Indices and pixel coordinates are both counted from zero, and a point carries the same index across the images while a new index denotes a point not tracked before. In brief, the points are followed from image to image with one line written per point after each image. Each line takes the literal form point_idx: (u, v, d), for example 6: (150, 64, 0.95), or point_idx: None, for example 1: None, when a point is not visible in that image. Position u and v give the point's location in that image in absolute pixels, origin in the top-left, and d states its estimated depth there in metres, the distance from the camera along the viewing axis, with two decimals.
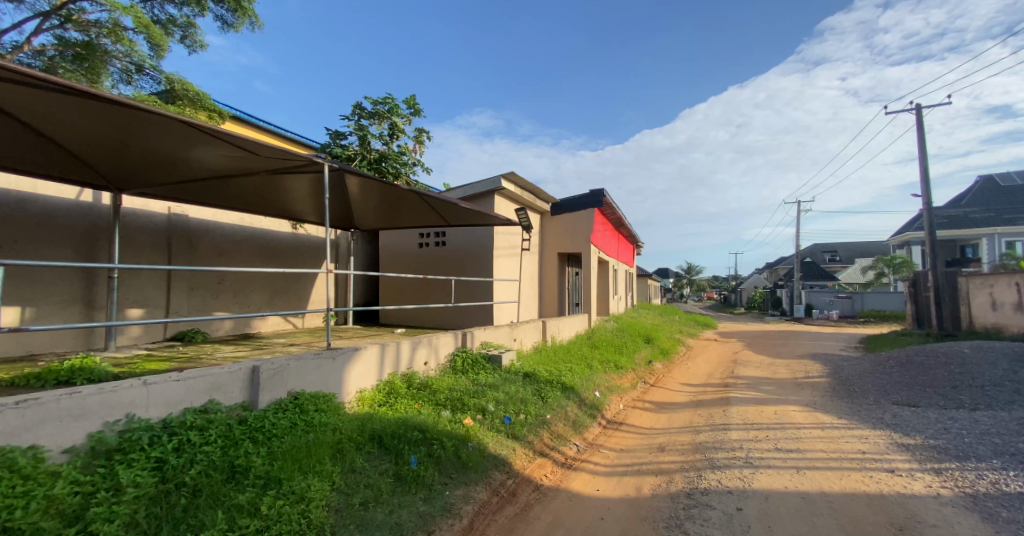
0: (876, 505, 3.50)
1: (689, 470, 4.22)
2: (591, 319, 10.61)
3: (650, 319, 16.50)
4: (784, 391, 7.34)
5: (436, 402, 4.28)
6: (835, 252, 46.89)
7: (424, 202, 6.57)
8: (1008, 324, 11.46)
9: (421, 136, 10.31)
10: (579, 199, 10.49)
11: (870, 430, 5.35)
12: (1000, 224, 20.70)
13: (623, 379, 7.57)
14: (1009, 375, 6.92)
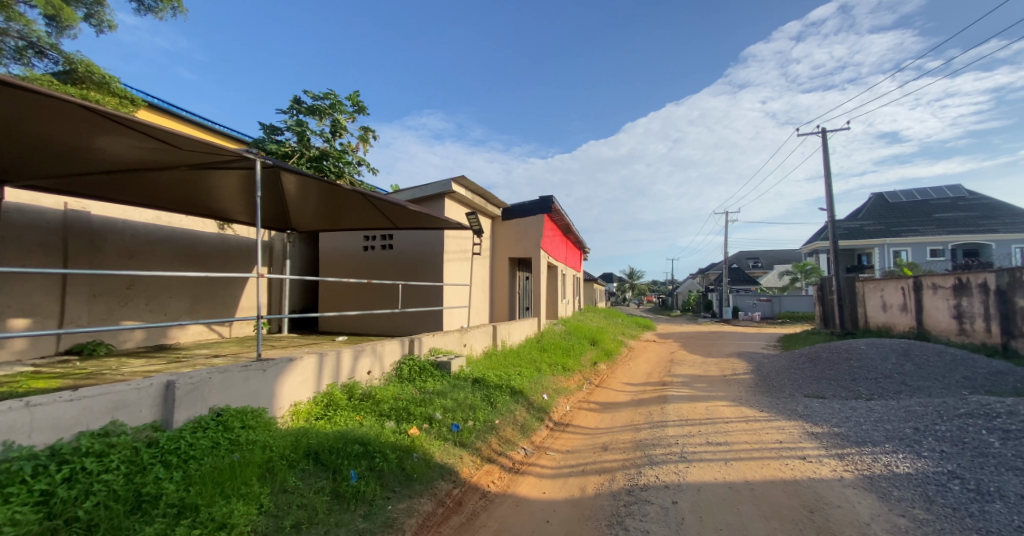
0: (792, 490, 3.81)
1: (629, 468, 4.36)
2: (540, 323, 10.72)
3: (595, 322, 17.00)
4: (715, 388, 7.83)
5: (380, 412, 4.11)
6: (758, 258, 51.02)
7: (368, 204, 6.32)
8: (895, 323, 12.98)
9: (365, 134, 9.96)
10: (529, 205, 10.59)
11: (786, 420, 5.84)
12: (889, 236, 23.60)
13: (570, 381, 7.70)
14: (896, 368, 7.83)
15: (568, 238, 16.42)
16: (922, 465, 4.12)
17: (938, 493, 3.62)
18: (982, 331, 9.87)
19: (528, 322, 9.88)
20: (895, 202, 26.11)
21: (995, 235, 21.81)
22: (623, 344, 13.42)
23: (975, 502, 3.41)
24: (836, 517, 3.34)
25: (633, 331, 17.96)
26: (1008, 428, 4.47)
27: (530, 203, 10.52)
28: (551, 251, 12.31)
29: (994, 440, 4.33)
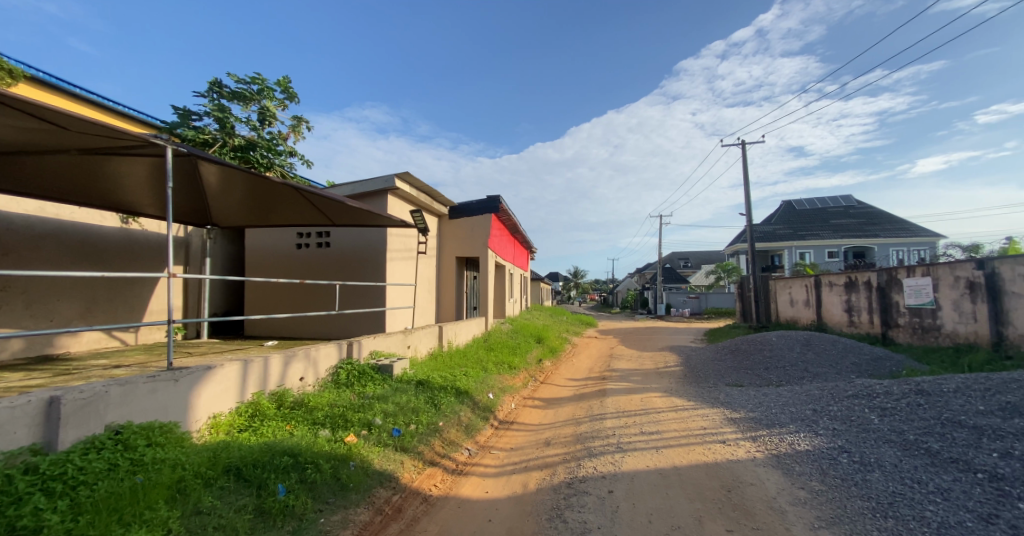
0: (713, 472, 4.12)
1: (570, 461, 4.48)
2: (487, 322, 10.69)
3: (541, 319, 17.31)
4: (649, 381, 8.27)
5: (313, 421, 3.88)
6: (687, 259, 54.68)
7: (301, 198, 5.95)
8: (800, 317, 14.45)
9: (298, 124, 9.36)
10: (478, 204, 10.52)
11: (710, 408, 6.30)
12: (795, 239, 26.30)
13: (516, 379, 7.75)
14: (801, 356, 8.74)
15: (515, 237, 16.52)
16: (819, 442, 4.64)
17: (830, 466, 4.09)
18: (866, 323, 11.27)
19: (475, 322, 9.82)
20: (800, 208, 29.06)
21: (878, 239, 25.02)
22: (567, 341, 13.75)
23: (859, 472, 3.89)
24: (749, 494, 3.66)
25: (576, 328, 18.50)
26: (886, 406, 5.14)
27: (478, 202, 10.45)
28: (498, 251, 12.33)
29: (875, 417, 4.97)
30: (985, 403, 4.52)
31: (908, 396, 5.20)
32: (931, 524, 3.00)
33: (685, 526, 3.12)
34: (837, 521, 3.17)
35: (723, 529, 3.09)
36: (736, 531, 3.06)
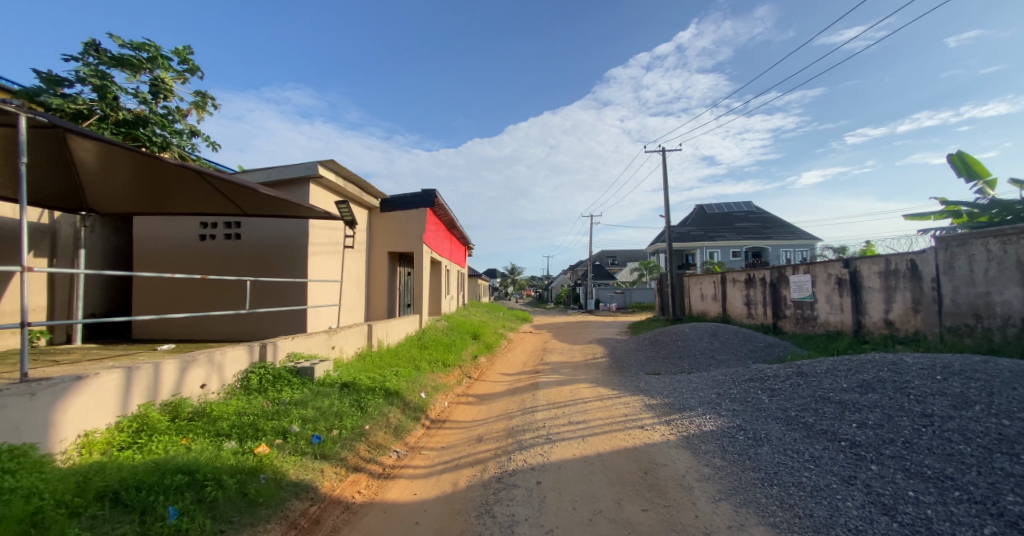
0: (631, 456, 4.39)
1: (500, 456, 4.52)
2: (420, 320, 10.41)
3: (476, 316, 17.32)
4: (577, 372, 8.62)
5: (216, 432, 3.51)
6: (614, 257, 57.63)
7: (202, 183, 5.34)
8: (709, 310, 15.88)
9: (200, 100, 8.40)
10: (410, 198, 10.18)
11: (631, 396, 6.71)
12: (706, 240, 28.91)
13: (450, 377, 7.64)
14: (708, 345, 9.62)
15: (451, 233, 16.29)
16: (721, 422, 5.14)
17: (729, 443, 4.54)
18: (761, 314, 12.69)
19: (408, 320, 9.52)
20: (709, 211, 31.86)
21: (771, 240, 28.22)
22: (501, 336, 13.86)
23: (752, 447, 4.38)
24: (662, 474, 3.95)
25: (511, 324, 18.74)
26: (774, 387, 5.82)
27: (411, 196, 10.12)
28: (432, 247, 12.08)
29: (766, 397, 5.60)
30: (849, 381, 5.28)
31: (792, 378, 5.93)
32: (806, 488, 3.46)
33: (606, 510, 3.28)
34: (734, 493, 3.53)
35: (639, 509, 3.30)
36: (650, 510, 3.29)
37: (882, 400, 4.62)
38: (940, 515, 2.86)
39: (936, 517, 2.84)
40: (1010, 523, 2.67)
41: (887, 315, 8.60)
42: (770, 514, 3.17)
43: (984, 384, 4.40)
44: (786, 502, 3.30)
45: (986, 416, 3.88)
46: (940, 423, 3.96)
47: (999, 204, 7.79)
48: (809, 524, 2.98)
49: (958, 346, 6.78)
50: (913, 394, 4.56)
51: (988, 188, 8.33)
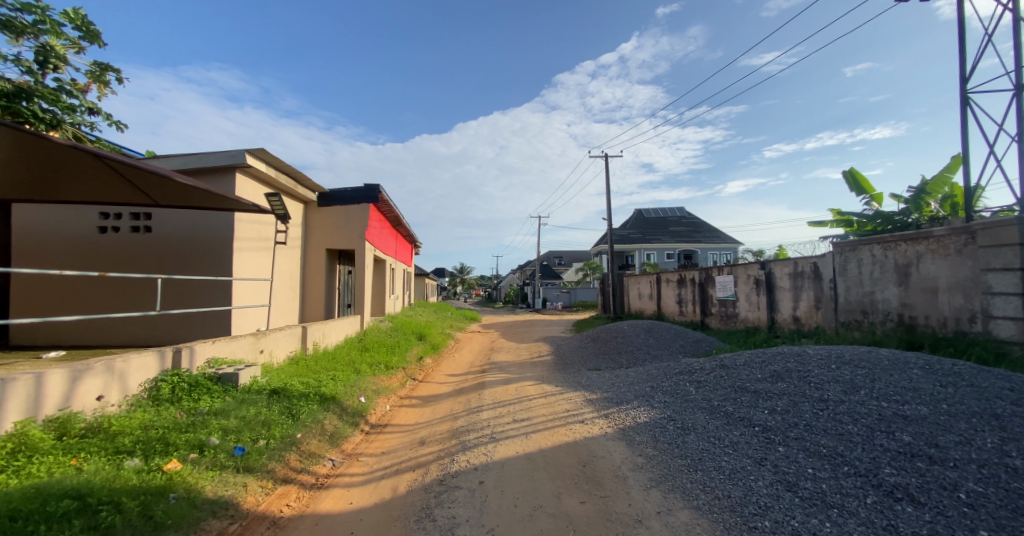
0: (571, 451, 4.51)
1: (443, 458, 4.46)
2: (362, 321, 9.96)
3: (423, 316, 17.04)
4: (523, 371, 8.71)
5: (116, 448, 3.15)
6: (559, 257, 59.00)
7: (101, 167, 4.74)
8: (646, 308, 16.71)
9: (100, 73, 7.50)
10: (350, 193, 9.72)
11: (573, 391, 6.90)
12: (643, 243, 30.43)
13: (392, 379, 7.40)
14: (645, 341, 10.13)
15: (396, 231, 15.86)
16: (653, 414, 5.43)
17: (660, 433, 4.81)
18: (691, 312, 13.56)
19: (348, 321, 9.12)
20: (646, 215, 33.55)
21: (700, 244, 30.28)
22: (448, 336, 13.69)
23: (680, 435, 4.67)
24: (600, 466, 4.09)
25: (460, 324, 18.73)
26: (700, 379, 6.25)
27: (351, 191, 9.68)
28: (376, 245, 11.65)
29: (693, 388, 6.00)
30: (762, 372, 5.78)
31: (715, 370, 6.39)
32: (725, 471, 3.75)
33: (546, 505, 3.34)
34: (663, 479, 3.75)
35: (578, 501, 3.40)
36: (587, 502, 3.39)
37: (789, 388, 5.11)
38: (833, 488, 3.24)
39: (830, 490, 3.21)
40: (886, 492, 3.07)
41: (795, 312, 9.52)
42: (694, 497, 3.40)
43: (869, 371, 5.00)
44: (708, 485, 3.55)
45: (871, 399, 4.41)
46: (834, 406, 4.46)
47: (881, 215, 8.88)
48: (727, 504, 3.24)
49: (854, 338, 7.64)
50: (814, 381, 5.09)
51: (872, 201, 9.51)
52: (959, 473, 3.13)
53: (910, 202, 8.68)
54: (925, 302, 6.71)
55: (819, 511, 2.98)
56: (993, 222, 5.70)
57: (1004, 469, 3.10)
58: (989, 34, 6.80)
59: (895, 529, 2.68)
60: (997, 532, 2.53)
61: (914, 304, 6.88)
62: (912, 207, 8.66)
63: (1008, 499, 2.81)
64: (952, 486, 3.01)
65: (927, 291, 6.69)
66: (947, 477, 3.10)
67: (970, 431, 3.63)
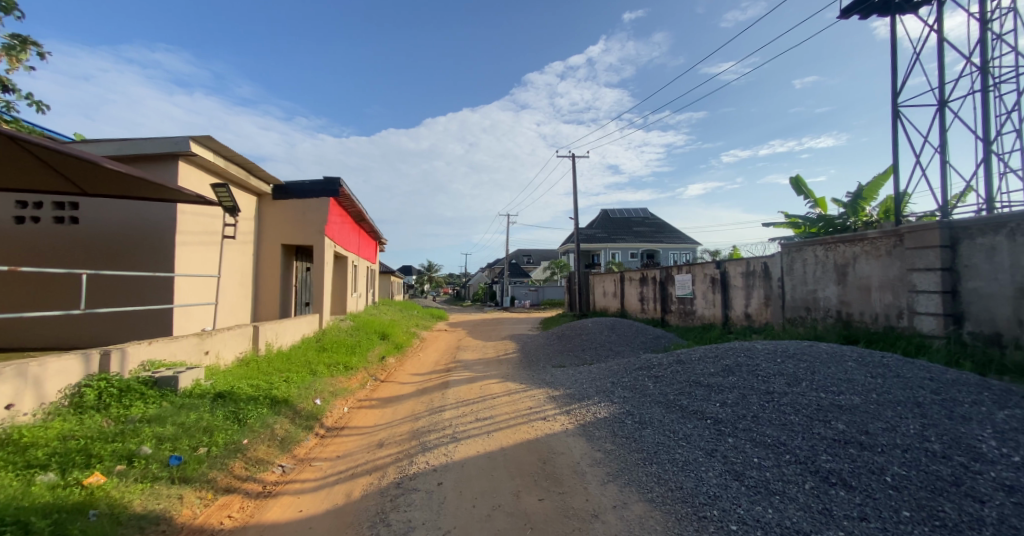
0: (532, 448, 4.51)
1: (401, 460, 4.34)
2: (320, 320, 9.57)
3: (387, 314, 16.68)
4: (488, 369, 8.66)
5: (29, 462, 2.85)
6: (527, 256, 59.35)
7: (16, 150, 4.30)
8: (610, 306, 17.02)
9: (19, 47, 6.83)
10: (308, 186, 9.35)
11: (537, 389, 6.92)
12: (608, 242, 31.04)
13: (352, 380, 7.14)
14: (607, 337, 10.31)
15: (358, 228, 15.42)
16: (613, 409, 5.51)
17: (619, 427, 4.90)
18: (652, 309, 13.93)
19: (305, 319, 8.73)
20: (612, 215, 34.22)
21: (662, 244, 31.22)
22: (413, 335, 13.42)
23: (637, 429, 4.76)
24: (559, 463, 4.11)
25: (426, 322, 18.44)
26: (658, 374, 6.42)
27: (309, 184, 9.30)
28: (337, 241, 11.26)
29: (651, 383, 6.15)
30: (715, 366, 5.99)
31: (672, 366, 6.57)
32: (679, 463, 3.85)
33: (504, 504, 3.31)
34: (621, 473, 3.80)
35: (536, 499, 3.39)
36: (546, 499, 3.39)
37: (739, 381, 5.32)
38: (776, 476, 3.40)
39: (773, 478, 3.37)
40: (823, 478, 3.26)
41: (747, 309, 9.97)
42: (649, 490, 3.46)
43: (810, 364, 5.29)
44: (662, 477, 3.64)
45: (811, 390, 4.66)
46: (779, 397, 4.68)
47: (824, 218, 9.41)
48: (679, 495, 3.33)
49: (797, 332, 8.09)
50: (761, 374, 5.32)
51: (815, 205, 10.07)
52: (886, 457, 3.36)
53: (849, 207, 9.28)
54: (859, 300, 7.17)
55: (762, 498, 3.12)
56: (917, 226, 6.11)
57: (925, 453, 3.35)
58: (917, 55, 7.66)
59: (830, 512, 2.85)
60: (917, 512, 2.74)
61: (850, 301, 7.34)
62: (849, 211, 9.31)
63: (928, 481, 3.03)
64: (879, 470, 3.22)
65: (862, 289, 7.15)
66: (876, 462, 3.31)
67: (896, 418, 3.89)
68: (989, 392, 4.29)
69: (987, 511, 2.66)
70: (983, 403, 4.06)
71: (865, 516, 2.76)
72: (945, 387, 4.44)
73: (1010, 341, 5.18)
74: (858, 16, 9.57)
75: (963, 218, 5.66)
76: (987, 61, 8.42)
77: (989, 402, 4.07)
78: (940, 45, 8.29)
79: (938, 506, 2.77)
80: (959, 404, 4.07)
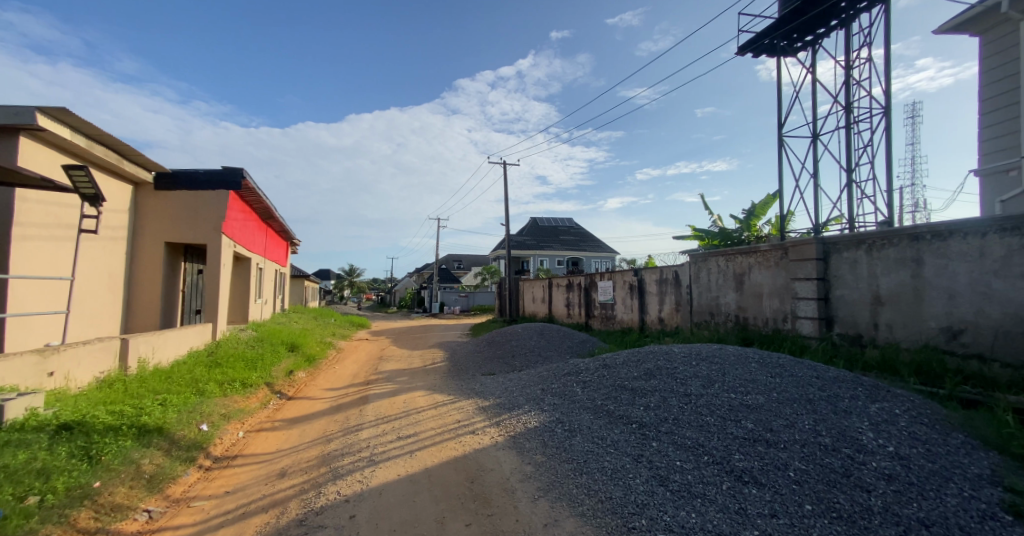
0: (460, 466, 4.16)
1: (307, 491, 3.76)
2: (215, 330, 8.33)
3: (300, 323, 15.28)
4: (414, 380, 8.13)
5: None
6: (457, 261, 58.66)
7: None
8: (538, 311, 17.15)
9: None
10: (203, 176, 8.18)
11: (465, 399, 6.57)
12: (536, 249, 31.55)
13: (251, 399, 6.23)
14: (536, 343, 10.26)
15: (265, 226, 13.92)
16: (543, 417, 5.35)
17: (549, 437, 4.72)
18: (578, 314, 14.21)
19: (193, 330, 7.53)
20: (541, 223, 34.90)
21: (587, 252, 32.44)
22: (328, 345, 12.33)
23: (567, 438, 4.61)
24: (488, 480, 3.81)
25: (345, 330, 17.20)
26: (585, 379, 6.39)
27: (203, 174, 8.14)
28: (239, 239, 10.01)
29: (579, 389, 6.10)
30: (638, 370, 6.09)
31: (598, 370, 6.59)
32: (608, 472, 3.74)
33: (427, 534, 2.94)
34: (552, 488, 3.59)
35: (462, 525, 3.06)
36: (473, 524, 3.07)
37: (660, 384, 5.42)
38: (697, 478, 3.40)
39: (695, 480, 3.37)
40: (737, 477, 3.32)
41: (661, 313, 10.47)
42: (579, 503, 3.29)
43: (722, 366, 5.54)
44: (592, 488, 3.49)
45: (723, 391, 4.85)
46: (696, 399, 4.80)
47: (722, 233, 10.26)
48: (609, 506, 3.19)
49: (702, 334, 8.60)
50: (680, 377, 5.47)
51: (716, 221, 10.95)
52: (787, 453, 3.51)
53: (744, 223, 10.17)
54: (754, 305, 7.79)
55: (685, 502, 3.09)
56: (798, 241, 6.76)
57: (818, 447, 3.55)
58: (798, 92, 9.42)
59: (745, 512, 2.88)
60: (818, 505, 2.85)
61: (747, 306, 7.95)
62: (744, 227, 10.19)
63: (823, 474, 3.19)
64: (783, 465, 3.35)
65: (755, 295, 7.78)
66: (781, 458, 3.45)
67: (794, 415, 4.13)
68: (862, 387, 4.72)
69: (874, 500, 2.84)
70: (859, 398, 4.45)
71: (775, 513, 2.82)
72: (830, 384, 4.82)
73: (868, 341, 5.86)
74: (751, 55, 10.60)
75: (832, 234, 6.34)
76: (849, 103, 9.72)
77: (863, 396, 4.47)
78: (812, 87, 9.45)
79: (834, 498, 2.91)
80: (840, 399, 4.42)
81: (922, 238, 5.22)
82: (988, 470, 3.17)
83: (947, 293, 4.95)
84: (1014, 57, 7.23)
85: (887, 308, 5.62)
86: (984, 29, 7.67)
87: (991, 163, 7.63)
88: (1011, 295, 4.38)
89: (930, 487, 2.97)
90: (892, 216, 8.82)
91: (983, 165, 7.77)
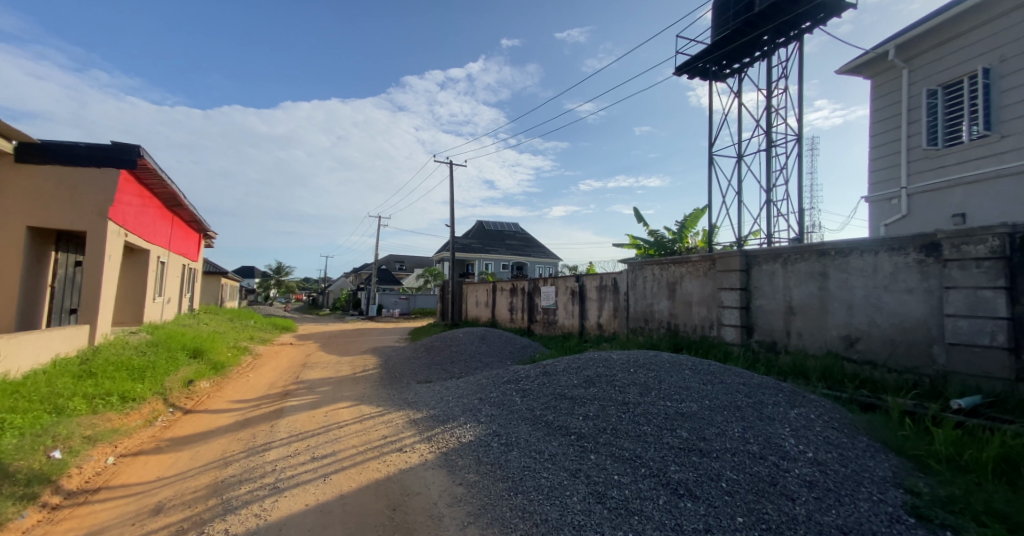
0: (382, 491, 3.67)
1: (188, 531, 3.10)
2: (93, 333, 7.06)
3: (213, 326, 13.73)
4: (339, 389, 7.43)
5: None
6: (399, 263, 56.84)
7: None
8: (482, 316, 16.76)
9: None
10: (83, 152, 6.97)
11: (395, 412, 6.03)
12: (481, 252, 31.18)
13: (131, 417, 5.25)
14: (477, 348, 9.87)
15: (171, 215, 12.37)
16: (479, 430, 4.97)
17: (484, 453, 4.34)
18: (520, 319, 14.01)
19: (60, 333, 6.29)
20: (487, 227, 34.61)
21: (531, 257, 32.57)
22: (242, 351, 11.08)
23: (502, 453, 4.26)
24: (412, 507, 3.36)
25: (267, 334, 15.75)
26: (526, 387, 6.10)
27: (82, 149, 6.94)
28: (133, 229, 8.73)
29: (519, 398, 5.79)
30: (578, 378, 5.89)
31: (539, 378, 6.32)
32: (545, 490, 3.44)
33: None
34: (482, 512, 3.22)
35: None
36: None
37: (599, 392, 5.24)
38: (634, 493, 3.19)
39: (632, 495, 3.16)
40: (673, 490, 3.14)
41: (599, 319, 10.49)
42: (513, 528, 2.95)
43: (658, 374, 5.47)
44: (527, 510, 3.16)
45: (660, 399, 4.74)
46: (634, 408, 4.65)
47: (658, 242, 10.47)
48: (544, 530, 2.88)
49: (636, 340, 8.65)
50: (618, 385, 5.32)
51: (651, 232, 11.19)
52: (720, 462, 3.39)
53: (676, 233, 10.47)
54: (684, 313, 7.93)
55: (622, 521, 2.85)
56: (723, 253, 6.95)
57: (747, 455, 3.46)
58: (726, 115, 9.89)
59: (681, 529, 2.69)
60: (748, 517, 2.72)
61: (678, 314, 8.07)
62: (677, 237, 10.48)
63: (752, 483, 3.09)
64: (716, 476, 3.22)
65: (685, 304, 7.92)
66: (713, 468, 3.32)
67: (724, 422, 4.06)
68: (783, 392, 4.80)
69: (798, 509, 2.76)
70: (781, 404, 4.50)
71: (710, 528, 2.66)
72: (755, 390, 4.86)
73: (782, 347, 6.09)
74: (686, 76, 11.01)
75: (754, 248, 6.55)
76: (770, 128, 10.34)
77: (784, 403, 4.53)
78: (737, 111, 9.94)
79: (763, 508, 2.80)
80: (765, 405, 4.44)
81: (828, 254, 5.47)
82: (891, 472, 3.22)
83: (847, 305, 5.21)
84: (897, 99, 7.93)
85: (798, 317, 5.86)
86: (873, 73, 8.36)
87: (877, 191, 8.27)
88: (901, 306, 4.66)
89: (846, 491, 2.95)
90: (802, 234, 9.43)
91: (871, 193, 8.41)
